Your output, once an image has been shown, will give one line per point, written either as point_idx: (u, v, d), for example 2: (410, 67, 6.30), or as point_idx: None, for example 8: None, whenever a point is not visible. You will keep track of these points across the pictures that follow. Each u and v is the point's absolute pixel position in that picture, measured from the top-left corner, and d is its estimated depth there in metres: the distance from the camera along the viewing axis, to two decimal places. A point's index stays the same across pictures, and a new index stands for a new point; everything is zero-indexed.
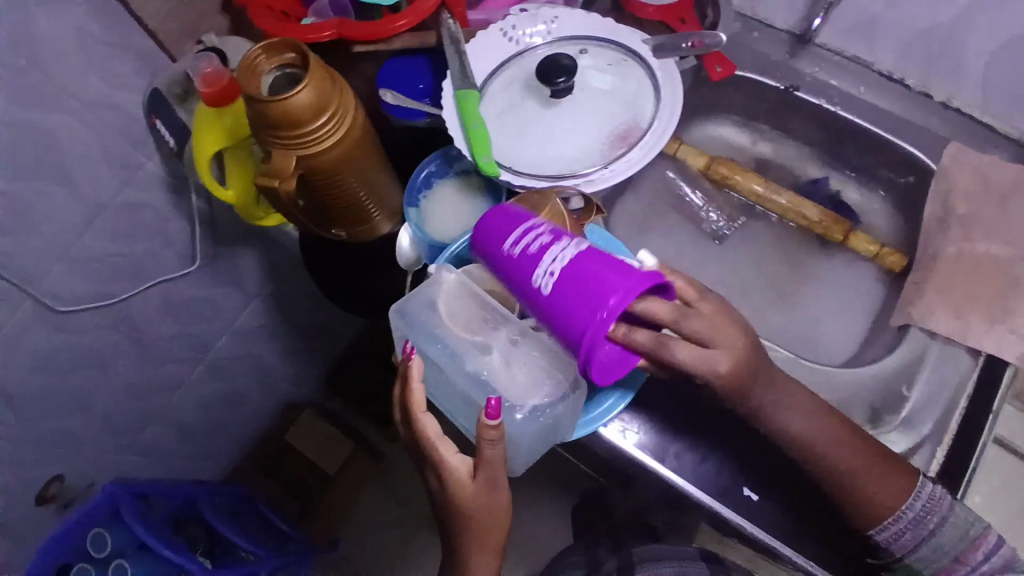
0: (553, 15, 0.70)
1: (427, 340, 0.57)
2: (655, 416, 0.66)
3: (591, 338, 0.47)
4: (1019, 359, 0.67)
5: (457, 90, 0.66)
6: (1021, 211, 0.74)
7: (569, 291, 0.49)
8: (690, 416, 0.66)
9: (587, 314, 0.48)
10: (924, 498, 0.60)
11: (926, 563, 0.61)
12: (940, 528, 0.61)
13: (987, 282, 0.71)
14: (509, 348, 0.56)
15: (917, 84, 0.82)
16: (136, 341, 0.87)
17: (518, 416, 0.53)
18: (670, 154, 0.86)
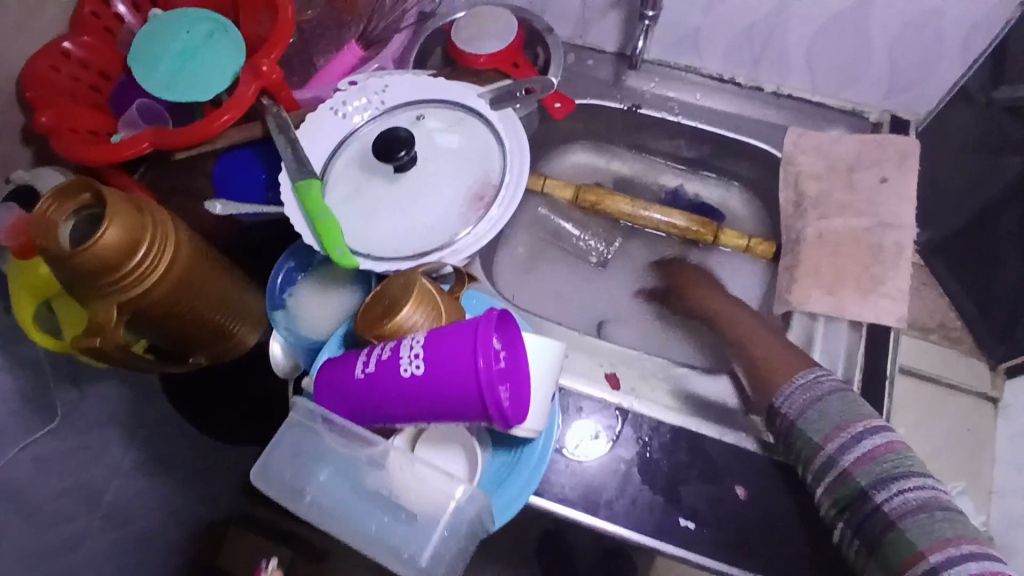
0: (382, 85, 0.68)
1: (306, 482, 0.51)
2: (583, 470, 0.65)
3: (488, 396, 0.45)
4: (897, 321, 0.70)
5: (295, 182, 0.62)
6: (867, 180, 0.78)
7: (439, 374, 0.46)
8: (617, 459, 0.65)
9: (470, 376, 0.46)
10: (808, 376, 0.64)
11: (813, 431, 0.61)
12: (827, 395, 0.62)
13: (853, 254, 0.74)
14: (396, 483, 0.49)
15: (747, 81, 0.85)
16: (18, 511, 0.74)
17: (422, 562, 0.47)
18: (537, 190, 0.86)
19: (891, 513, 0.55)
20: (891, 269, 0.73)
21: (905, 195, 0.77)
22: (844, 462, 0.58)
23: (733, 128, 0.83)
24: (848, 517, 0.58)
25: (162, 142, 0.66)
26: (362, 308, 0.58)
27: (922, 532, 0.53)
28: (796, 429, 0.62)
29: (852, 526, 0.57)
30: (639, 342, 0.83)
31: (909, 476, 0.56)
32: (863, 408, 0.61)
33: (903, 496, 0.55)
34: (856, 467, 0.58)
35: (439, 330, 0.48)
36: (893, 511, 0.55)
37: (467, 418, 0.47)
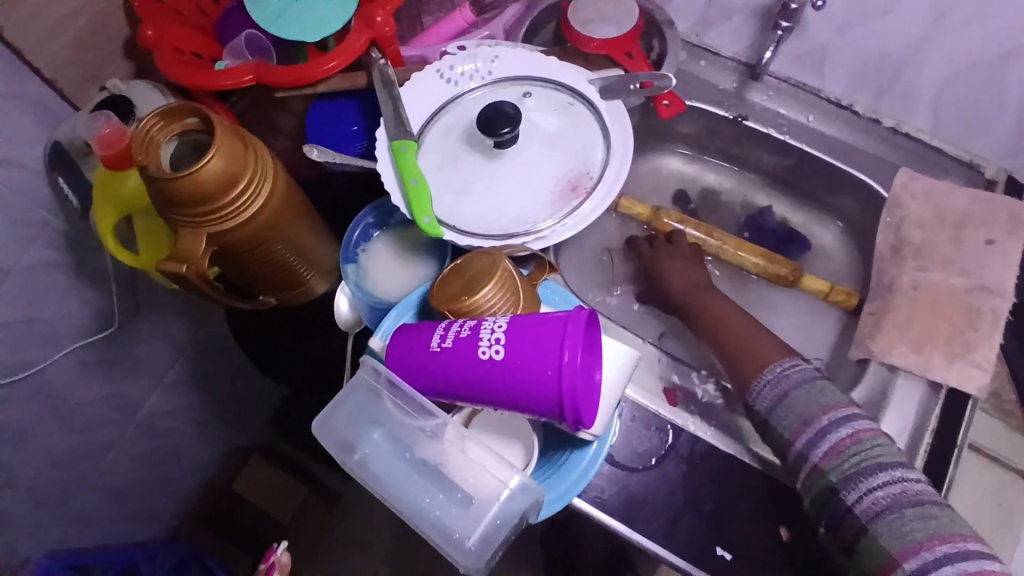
0: (493, 55, 0.66)
1: (360, 440, 0.49)
2: (629, 482, 0.63)
3: (565, 393, 0.44)
4: (979, 392, 0.67)
5: (393, 142, 0.61)
6: (973, 238, 0.74)
7: (518, 363, 0.45)
8: (664, 476, 0.63)
9: (551, 370, 0.44)
10: (784, 367, 0.65)
11: (783, 426, 0.62)
12: (794, 388, 0.63)
13: (945, 314, 0.70)
14: (451, 460, 0.48)
15: (866, 110, 0.80)
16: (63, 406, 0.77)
17: (468, 546, 0.46)
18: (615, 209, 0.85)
19: (861, 513, 0.56)
20: (983, 338, 0.69)
21: (1009, 262, 0.73)
22: (812, 457, 0.59)
23: (840, 158, 0.79)
24: (823, 511, 0.58)
25: (267, 78, 0.65)
26: (438, 278, 0.57)
27: (893, 531, 0.55)
28: (773, 427, 0.63)
29: (822, 512, 0.59)
30: (695, 359, 0.81)
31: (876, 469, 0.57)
32: (829, 398, 0.61)
33: (871, 496, 0.56)
34: (823, 459, 0.58)
35: (524, 317, 0.46)
36: (864, 511, 0.56)
37: (539, 413, 0.46)
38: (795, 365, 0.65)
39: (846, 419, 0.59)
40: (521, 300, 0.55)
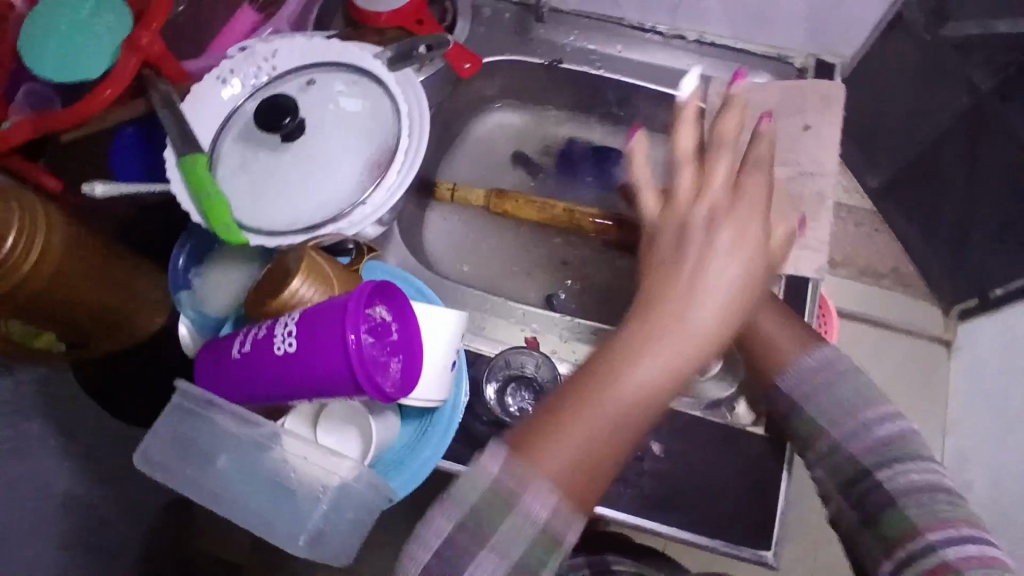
0: (271, 50, 0.65)
1: (194, 466, 0.49)
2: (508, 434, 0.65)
3: (359, 371, 0.45)
4: (815, 272, 0.70)
5: (178, 157, 0.59)
6: (790, 127, 0.77)
7: (309, 352, 0.45)
8: None
9: (340, 350, 0.45)
10: (819, 357, 0.62)
11: (821, 418, 0.59)
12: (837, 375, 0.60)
13: (774, 207, 0.73)
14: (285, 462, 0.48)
15: (669, 29, 0.81)
16: None
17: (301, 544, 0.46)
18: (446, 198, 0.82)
19: (894, 492, 0.53)
20: (812, 220, 0.72)
21: (826, 142, 0.76)
22: (850, 445, 0.57)
23: (653, 80, 0.81)
24: (850, 489, 0.56)
25: (45, 125, 0.63)
26: (255, 285, 0.57)
27: (929, 513, 0.51)
28: (803, 411, 0.60)
29: (847, 490, 0.56)
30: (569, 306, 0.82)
31: (941, 525, 0.50)
32: (872, 387, 0.59)
33: (907, 477, 0.53)
34: (864, 452, 0.56)
35: (315, 306, 0.47)
36: (897, 488, 0.53)
37: (345, 394, 0.46)
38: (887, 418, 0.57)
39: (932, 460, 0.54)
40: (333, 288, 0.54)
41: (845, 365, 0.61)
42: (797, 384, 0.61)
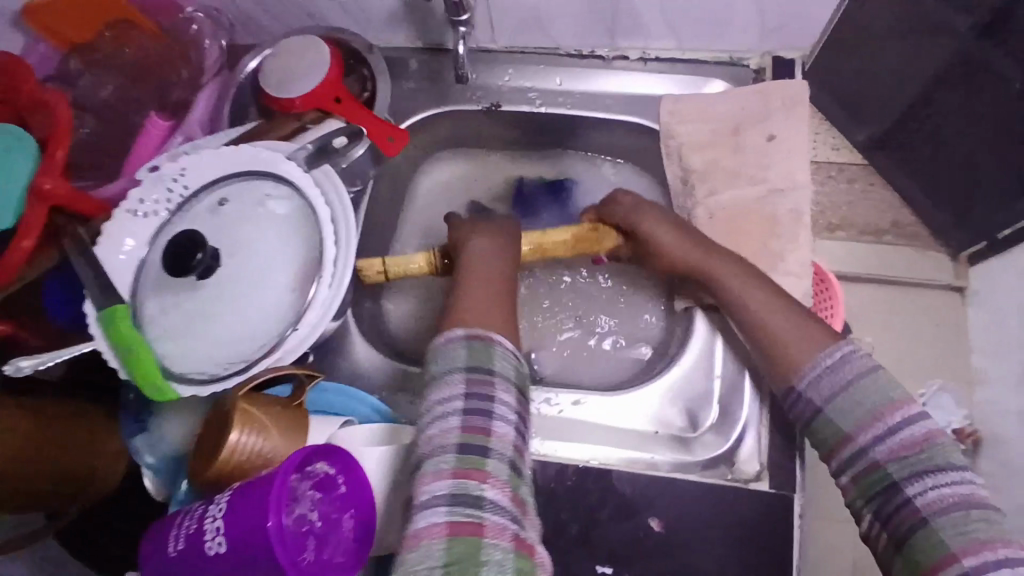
0: (180, 167, 0.60)
1: None
2: None
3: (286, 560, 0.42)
4: (802, 300, 0.65)
5: (99, 311, 0.55)
6: (753, 140, 0.71)
7: (237, 546, 0.43)
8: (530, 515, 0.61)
9: (264, 541, 0.42)
10: (838, 354, 0.55)
11: (843, 418, 0.52)
12: (859, 376, 0.53)
13: (749, 232, 0.68)
14: None
15: (610, 50, 0.75)
16: None
17: None
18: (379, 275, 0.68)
19: (921, 510, 0.47)
20: (790, 243, 0.67)
21: (794, 151, 0.70)
22: (871, 451, 0.51)
23: (600, 108, 0.74)
24: (873, 506, 0.50)
25: None
26: (198, 441, 0.55)
27: (950, 531, 0.46)
28: (823, 416, 0.54)
29: (869, 504, 0.51)
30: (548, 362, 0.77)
31: (974, 548, 0.45)
32: (900, 391, 0.52)
33: (932, 495, 0.47)
34: (887, 458, 0.50)
35: (240, 490, 0.44)
36: (927, 507, 0.47)
37: None
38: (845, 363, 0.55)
39: (958, 470, 0.48)
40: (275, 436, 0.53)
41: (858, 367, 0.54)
42: (814, 389, 0.55)
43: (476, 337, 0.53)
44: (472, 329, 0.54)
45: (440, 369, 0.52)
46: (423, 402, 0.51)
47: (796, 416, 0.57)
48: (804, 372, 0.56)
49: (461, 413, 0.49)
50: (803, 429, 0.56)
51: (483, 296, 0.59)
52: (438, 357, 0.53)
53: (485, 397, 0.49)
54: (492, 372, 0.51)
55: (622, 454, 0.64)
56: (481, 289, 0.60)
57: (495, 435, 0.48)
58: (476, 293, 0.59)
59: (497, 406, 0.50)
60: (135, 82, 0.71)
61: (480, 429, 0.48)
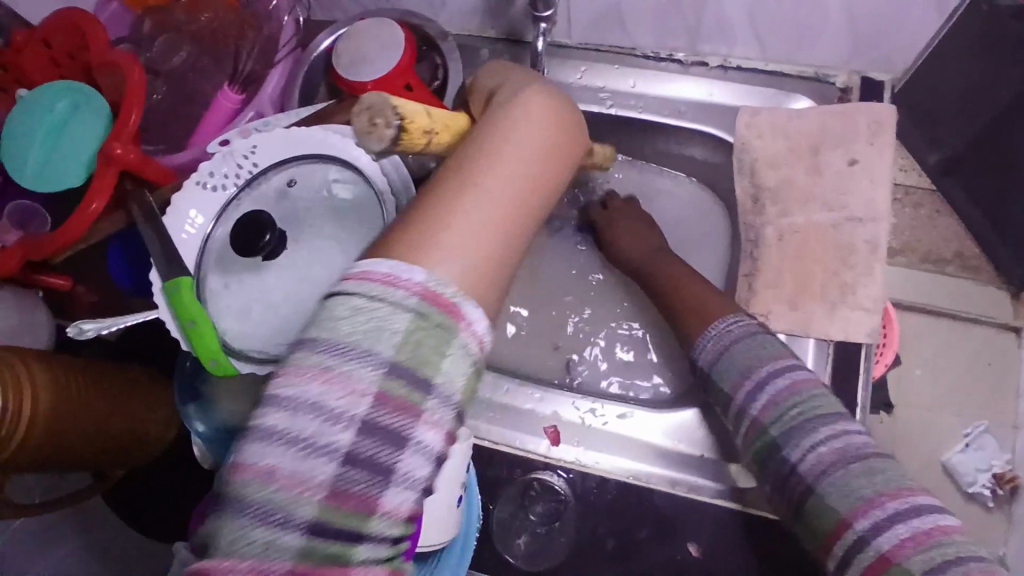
0: (250, 145, 0.59)
1: None
2: (535, 537, 0.60)
3: None
4: (868, 335, 0.62)
5: (165, 284, 0.55)
6: (833, 163, 0.68)
7: None
8: (569, 523, 0.61)
9: None
10: (721, 326, 0.59)
11: (722, 379, 0.56)
12: (734, 344, 0.56)
13: (818, 259, 0.65)
14: None
15: (689, 56, 0.72)
16: None
17: None
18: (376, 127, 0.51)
19: (807, 473, 0.48)
20: (862, 274, 0.64)
21: (877, 178, 0.66)
22: (751, 409, 0.53)
23: (672, 115, 0.72)
24: (772, 475, 0.51)
25: (33, 248, 0.62)
26: None
27: (841, 488, 0.46)
28: (713, 381, 0.57)
29: (766, 471, 0.52)
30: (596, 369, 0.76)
31: (863, 509, 0.45)
32: (769, 350, 0.55)
33: (815, 453, 0.48)
34: (764, 414, 0.52)
35: None
36: (808, 471, 0.48)
37: None
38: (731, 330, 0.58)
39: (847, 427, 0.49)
40: None
41: (754, 338, 0.57)
42: (707, 352, 0.58)
43: (442, 308, 0.35)
44: (439, 289, 0.35)
45: (367, 352, 0.33)
46: (298, 388, 0.33)
47: (701, 379, 0.59)
48: (701, 338, 0.59)
49: (341, 463, 0.32)
50: (706, 394, 0.59)
51: (469, 233, 0.40)
52: (381, 321, 0.34)
53: (391, 443, 0.33)
54: (428, 384, 0.34)
55: (663, 475, 0.63)
56: (476, 211, 0.41)
57: (378, 510, 0.33)
58: (459, 220, 0.40)
59: (402, 460, 0.33)
60: (209, 51, 0.71)
61: (361, 492, 0.32)
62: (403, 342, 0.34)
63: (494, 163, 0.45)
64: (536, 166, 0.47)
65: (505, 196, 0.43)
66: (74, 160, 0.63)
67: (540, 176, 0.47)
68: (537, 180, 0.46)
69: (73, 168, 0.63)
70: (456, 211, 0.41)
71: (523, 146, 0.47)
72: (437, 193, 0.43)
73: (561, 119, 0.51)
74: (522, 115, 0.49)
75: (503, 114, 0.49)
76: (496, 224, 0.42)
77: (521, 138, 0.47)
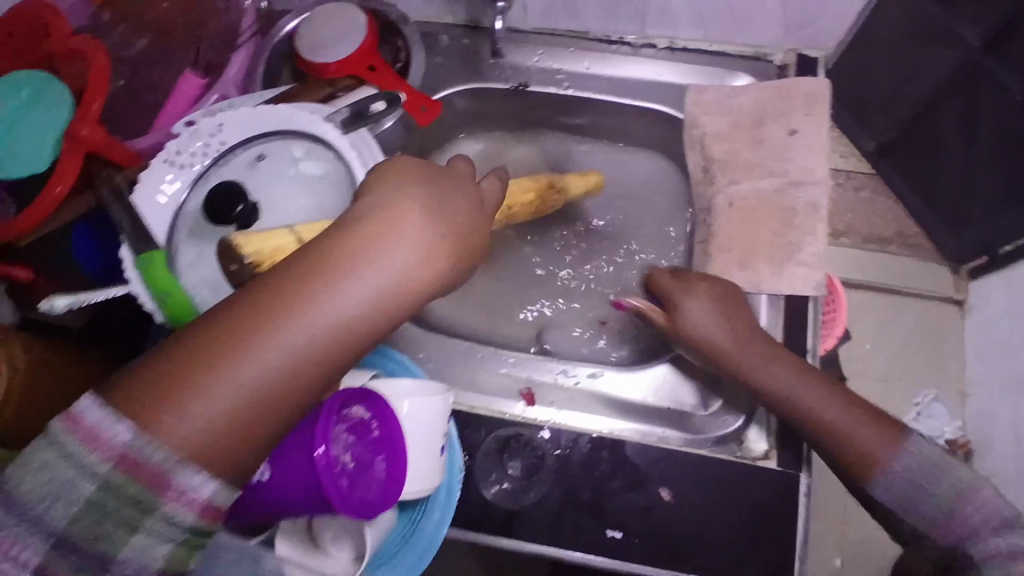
0: (216, 123, 0.60)
1: None
2: (516, 491, 0.62)
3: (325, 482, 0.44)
4: (816, 289, 0.66)
5: (136, 259, 0.56)
6: (775, 134, 0.73)
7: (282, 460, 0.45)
8: (546, 476, 0.62)
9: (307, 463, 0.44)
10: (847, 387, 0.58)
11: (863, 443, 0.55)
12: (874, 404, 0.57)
13: (766, 222, 0.70)
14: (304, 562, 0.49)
15: (639, 38, 0.76)
16: None
17: None
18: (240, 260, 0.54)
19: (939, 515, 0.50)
20: (807, 232, 0.69)
21: (815, 146, 0.71)
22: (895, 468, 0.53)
23: (625, 93, 0.76)
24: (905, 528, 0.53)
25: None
26: None
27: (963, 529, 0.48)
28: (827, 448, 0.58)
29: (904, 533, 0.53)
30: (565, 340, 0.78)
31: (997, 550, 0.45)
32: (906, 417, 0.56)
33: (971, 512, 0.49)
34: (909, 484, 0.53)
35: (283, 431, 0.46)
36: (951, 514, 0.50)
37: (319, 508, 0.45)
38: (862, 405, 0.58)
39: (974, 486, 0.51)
40: None
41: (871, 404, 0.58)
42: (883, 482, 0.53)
43: (142, 479, 0.34)
44: (143, 458, 0.34)
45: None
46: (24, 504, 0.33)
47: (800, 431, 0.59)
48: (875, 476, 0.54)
49: None
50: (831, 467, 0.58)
51: (195, 431, 0.35)
52: (60, 489, 0.33)
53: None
54: (158, 533, 0.34)
55: (635, 428, 0.66)
56: (230, 393, 0.36)
57: None
58: (214, 394, 0.36)
59: None
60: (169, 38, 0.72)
61: None
62: (102, 500, 0.33)
63: (291, 321, 0.38)
64: (342, 334, 0.40)
65: (281, 376, 0.38)
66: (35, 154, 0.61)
67: (344, 348, 0.40)
68: (341, 351, 0.40)
69: (42, 150, 0.62)
70: (217, 379, 0.36)
71: (342, 309, 0.40)
72: (220, 335, 0.38)
73: (412, 256, 0.42)
74: (366, 252, 0.41)
75: (334, 246, 0.41)
76: (249, 414, 0.37)
77: (345, 295, 0.40)
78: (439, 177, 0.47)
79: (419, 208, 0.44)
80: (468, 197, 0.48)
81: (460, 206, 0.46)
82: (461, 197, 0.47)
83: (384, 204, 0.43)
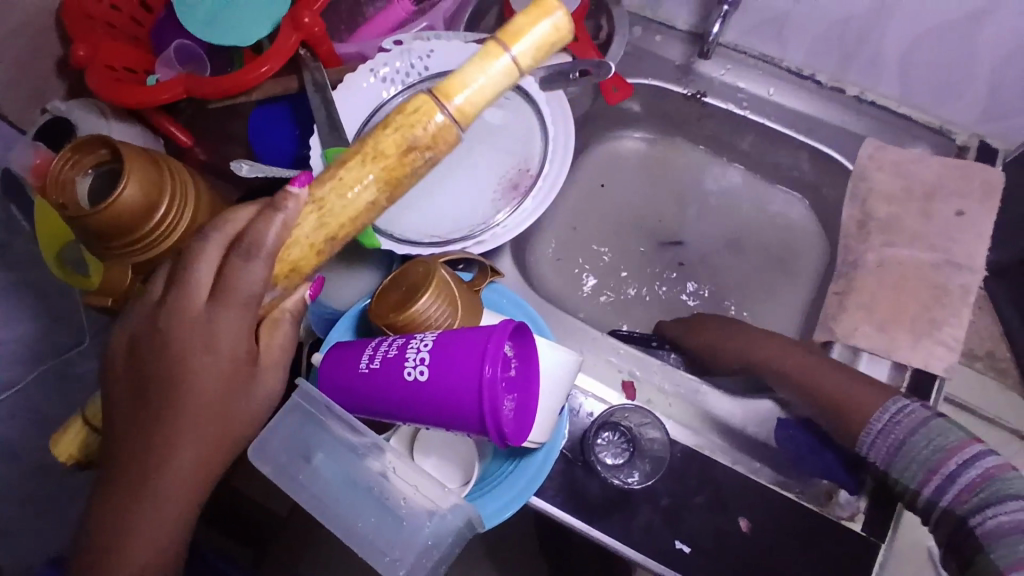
0: (428, 48, 0.63)
1: (316, 448, 0.49)
2: (607, 482, 0.61)
3: (484, 407, 0.43)
4: (946, 371, 0.66)
5: (325, 150, 0.58)
6: (942, 211, 0.71)
7: (444, 371, 0.44)
8: (644, 480, 0.61)
9: (473, 382, 0.44)
10: (893, 410, 0.59)
11: (907, 478, 0.56)
12: (909, 436, 0.57)
13: (913, 292, 0.69)
14: (405, 475, 0.49)
15: (830, 80, 0.76)
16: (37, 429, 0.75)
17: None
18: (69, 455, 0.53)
19: (983, 537, 0.51)
20: (951, 315, 0.68)
21: (981, 234, 0.70)
22: (944, 500, 0.54)
23: (801, 129, 0.75)
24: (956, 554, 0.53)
25: (193, 90, 0.65)
26: (377, 290, 0.56)
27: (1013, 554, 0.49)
28: (889, 476, 0.58)
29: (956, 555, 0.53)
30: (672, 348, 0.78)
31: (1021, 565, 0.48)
32: (952, 437, 0.56)
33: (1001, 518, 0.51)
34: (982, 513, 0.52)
35: (450, 337, 0.46)
36: (987, 534, 0.51)
37: (462, 427, 0.45)
38: (904, 413, 0.58)
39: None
40: (449, 320, 0.53)
41: (926, 417, 0.58)
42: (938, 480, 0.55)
43: None
44: None
45: None
46: None
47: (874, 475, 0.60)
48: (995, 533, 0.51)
49: None
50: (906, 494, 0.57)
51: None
52: None
53: None
54: None
55: (726, 450, 0.66)
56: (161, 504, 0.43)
57: None
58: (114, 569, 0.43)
59: None
60: None
61: None
62: None
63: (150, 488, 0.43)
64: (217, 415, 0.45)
65: (194, 449, 0.44)
66: (255, 26, 0.68)
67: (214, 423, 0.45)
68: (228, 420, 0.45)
69: (257, 24, 0.68)
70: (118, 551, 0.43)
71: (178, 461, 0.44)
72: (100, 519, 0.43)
73: (217, 351, 0.44)
74: (147, 427, 0.44)
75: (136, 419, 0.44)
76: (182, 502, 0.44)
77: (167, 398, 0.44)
78: (217, 234, 0.43)
79: (196, 331, 0.43)
80: (313, 221, 0.42)
81: (213, 274, 0.44)
82: (290, 211, 0.41)
83: (153, 353, 0.44)
